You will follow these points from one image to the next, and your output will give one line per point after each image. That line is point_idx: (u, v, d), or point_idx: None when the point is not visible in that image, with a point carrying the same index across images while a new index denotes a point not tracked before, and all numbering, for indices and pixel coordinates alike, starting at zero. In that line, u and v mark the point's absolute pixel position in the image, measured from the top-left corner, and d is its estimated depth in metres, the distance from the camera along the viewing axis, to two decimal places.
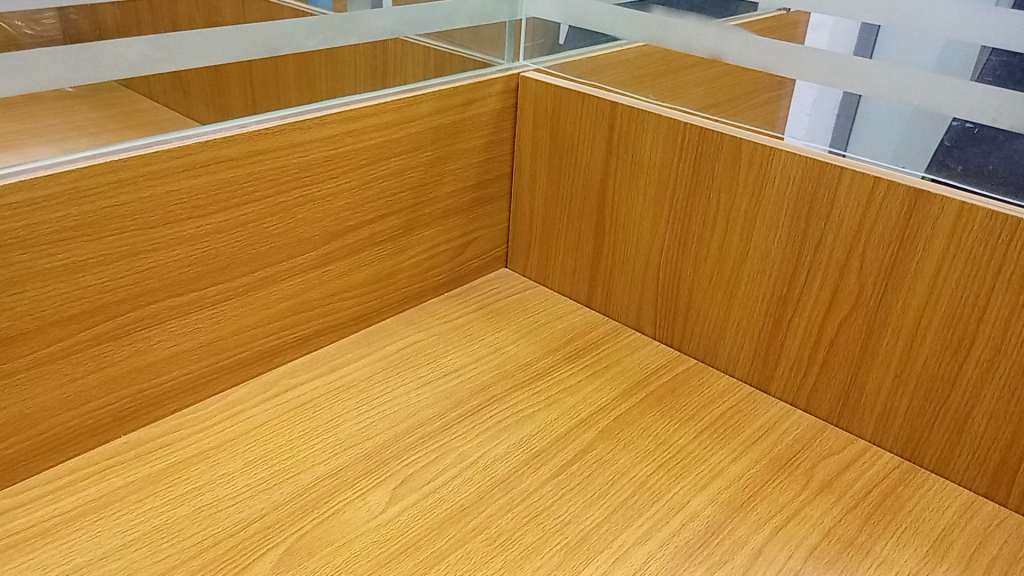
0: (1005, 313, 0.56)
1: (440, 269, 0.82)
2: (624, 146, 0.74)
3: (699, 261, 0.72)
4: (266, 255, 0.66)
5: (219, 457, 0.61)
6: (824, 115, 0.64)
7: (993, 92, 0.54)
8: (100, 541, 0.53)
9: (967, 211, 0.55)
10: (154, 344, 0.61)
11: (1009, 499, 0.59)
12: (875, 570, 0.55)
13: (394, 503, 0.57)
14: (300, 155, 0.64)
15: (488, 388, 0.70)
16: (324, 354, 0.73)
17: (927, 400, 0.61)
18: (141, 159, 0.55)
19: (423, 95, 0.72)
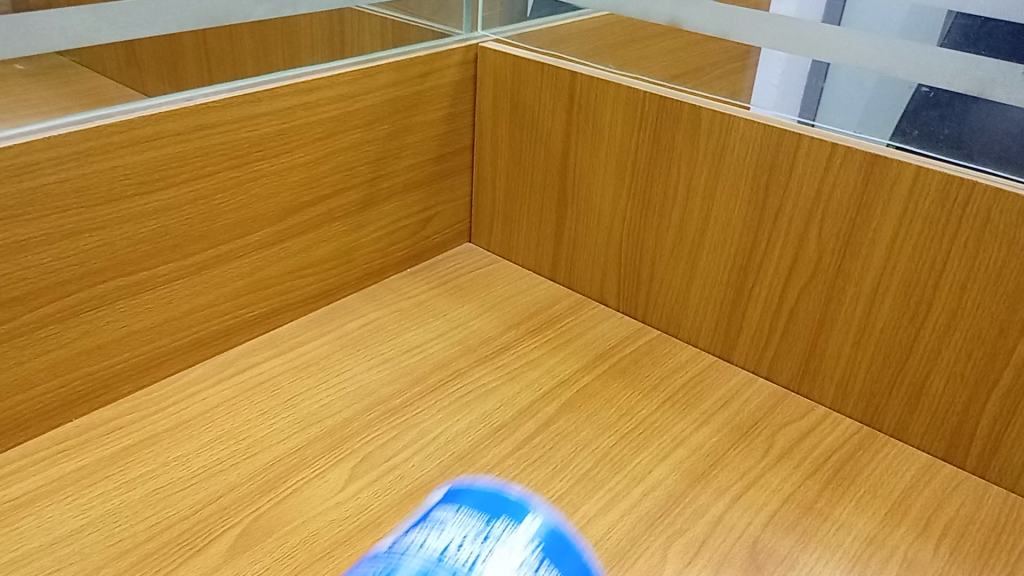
0: (961, 277, 0.56)
1: (401, 245, 0.81)
2: (585, 116, 0.73)
3: (662, 231, 0.71)
4: (218, 233, 0.64)
5: (175, 439, 0.60)
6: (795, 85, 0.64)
7: (953, 55, 0.55)
8: (50, 527, 0.52)
9: (923, 176, 0.55)
10: (104, 325, 0.59)
11: (967, 462, 0.60)
12: (834, 535, 0.55)
13: (353, 481, 0.57)
14: (252, 129, 0.63)
15: (450, 363, 0.69)
16: (283, 332, 0.72)
17: (886, 365, 0.62)
18: (81, 134, 0.53)
19: (379, 66, 0.70)
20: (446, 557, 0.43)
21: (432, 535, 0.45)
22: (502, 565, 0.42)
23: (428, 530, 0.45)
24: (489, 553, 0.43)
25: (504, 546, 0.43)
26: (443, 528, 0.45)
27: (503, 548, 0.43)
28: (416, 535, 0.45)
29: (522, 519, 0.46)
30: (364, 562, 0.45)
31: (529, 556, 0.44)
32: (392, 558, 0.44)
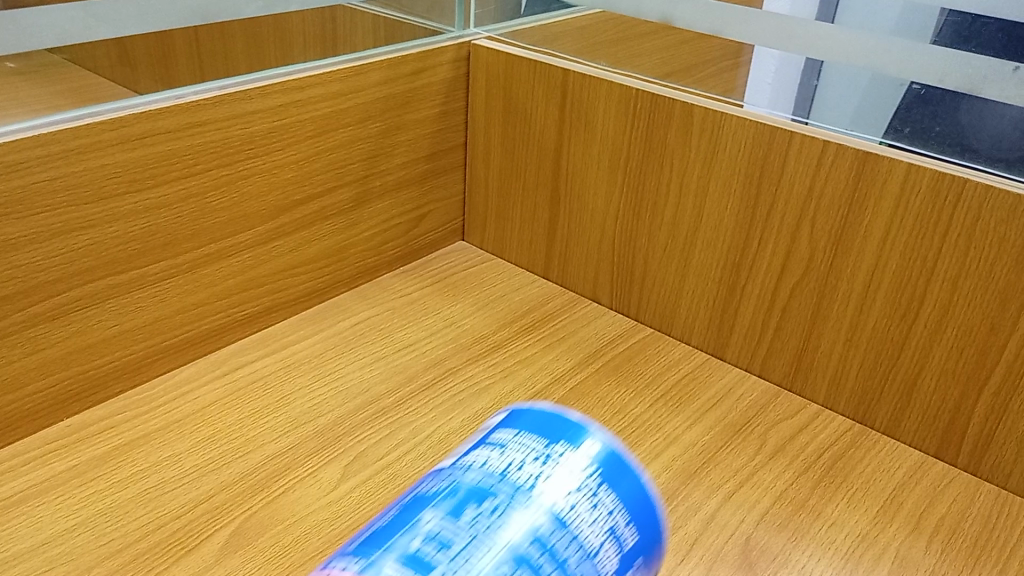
0: (952, 275, 0.56)
1: (394, 243, 0.80)
2: (577, 115, 0.73)
3: (654, 229, 0.71)
4: (209, 231, 0.64)
5: (166, 438, 0.60)
6: (787, 82, 0.63)
7: (942, 52, 0.55)
8: (40, 527, 0.52)
9: (915, 173, 0.55)
10: (95, 324, 0.59)
11: (959, 459, 0.60)
12: (826, 532, 0.55)
13: (346, 480, 0.57)
14: (242, 126, 0.62)
15: (443, 361, 0.69)
16: (275, 331, 0.72)
17: (878, 363, 0.62)
18: (70, 132, 0.53)
19: (371, 63, 0.70)
20: (506, 477, 0.40)
21: (493, 455, 0.42)
22: (563, 488, 0.40)
23: (489, 449, 0.42)
24: (551, 474, 0.40)
25: (565, 466, 0.40)
26: (504, 448, 0.42)
27: (564, 469, 0.40)
28: (476, 455, 0.42)
29: (585, 438, 0.42)
30: (426, 479, 0.43)
31: (591, 480, 0.40)
32: (453, 475, 0.41)
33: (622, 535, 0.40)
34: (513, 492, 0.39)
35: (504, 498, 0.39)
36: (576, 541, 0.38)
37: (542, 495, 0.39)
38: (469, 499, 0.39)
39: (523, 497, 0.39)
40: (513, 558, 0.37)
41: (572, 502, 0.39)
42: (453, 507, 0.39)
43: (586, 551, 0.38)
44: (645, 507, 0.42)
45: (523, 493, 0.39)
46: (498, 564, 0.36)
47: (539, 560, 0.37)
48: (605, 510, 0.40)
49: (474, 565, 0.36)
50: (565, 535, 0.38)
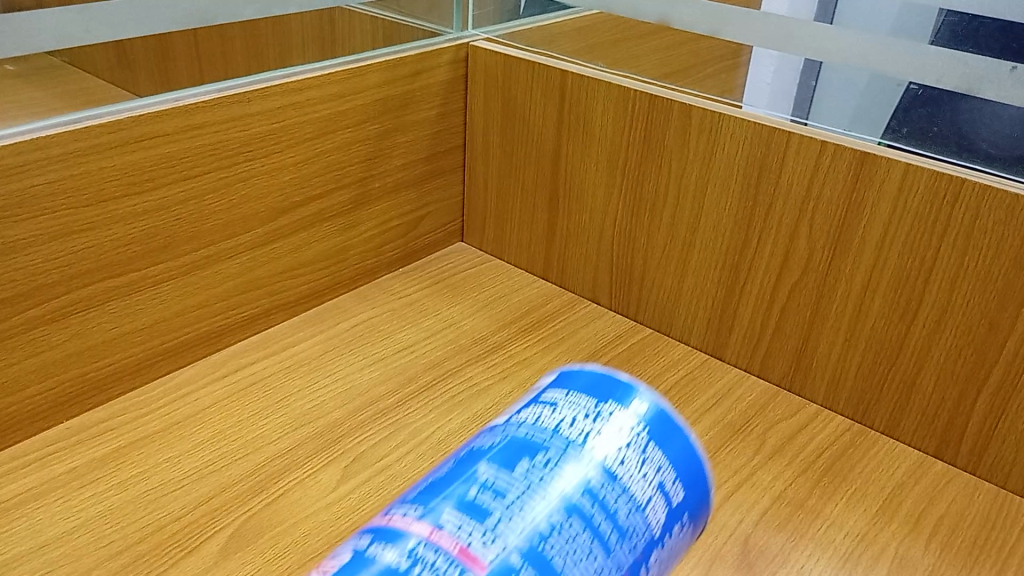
0: (950, 275, 0.56)
1: (393, 245, 0.81)
2: (576, 116, 0.73)
3: (653, 229, 0.71)
4: (208, 233, 0.64)
5: (166, 440, 0.60)
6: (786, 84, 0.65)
7: (941, 52, 0.55)
8: (40, 530, 0.52)
9: (912, 173, 0.55)
10: (94, 326, 0.59)
11: (958, 459, 0.60)
12: (825, 531, 0.55)
13: (345, 481, 0.57)
14: (241, 129, 0.62)
15: (442, 362, 0.69)
16: (275, 333, 0.72)
17: (877, 363, 0.62)
18: (70, 135, 0.53)
19: (370, 65, 0.70)
20: (558, 432, 0.42)
21: (545, 412, 0.44)
22: (613, 443, 0.41)
23: (540, 407, 0.44)
24: (601, 430, 0.42)
25: (615, 424, 0.42)
26: (555, 407, 0.44)
27: (614, 426, 0.42)
28: (529, 412, 0.44)
29: (635, 397, 0.44)
30: (480, 435, 0.45)
31: (640, 437, 0.42)
32: (506, 430, 0.43)
33: (669, 490, 0.42)
34: (565, 445, 0.41)
35: (556, 452, 0.41)
36: (626, 494, 0.40)
37: (594, 449, 0.41)
38: (522, 451, 0.41)
39: (575, 451, 0.41)
40: (566, 507, 0.39)
41: (621, 457, 0.41)
42: (507, 459, 0.41)
43: (636, 503, 0.40)
44: (691, 465, 0.43)
45: (574, 448, 0.41)
46: (552, 513, 0.38)
47: (591, 511, 0.39)
48: (654, 466, 0.42)
49: (529, 512, 0.38)
50: (616, 487, 0.40)
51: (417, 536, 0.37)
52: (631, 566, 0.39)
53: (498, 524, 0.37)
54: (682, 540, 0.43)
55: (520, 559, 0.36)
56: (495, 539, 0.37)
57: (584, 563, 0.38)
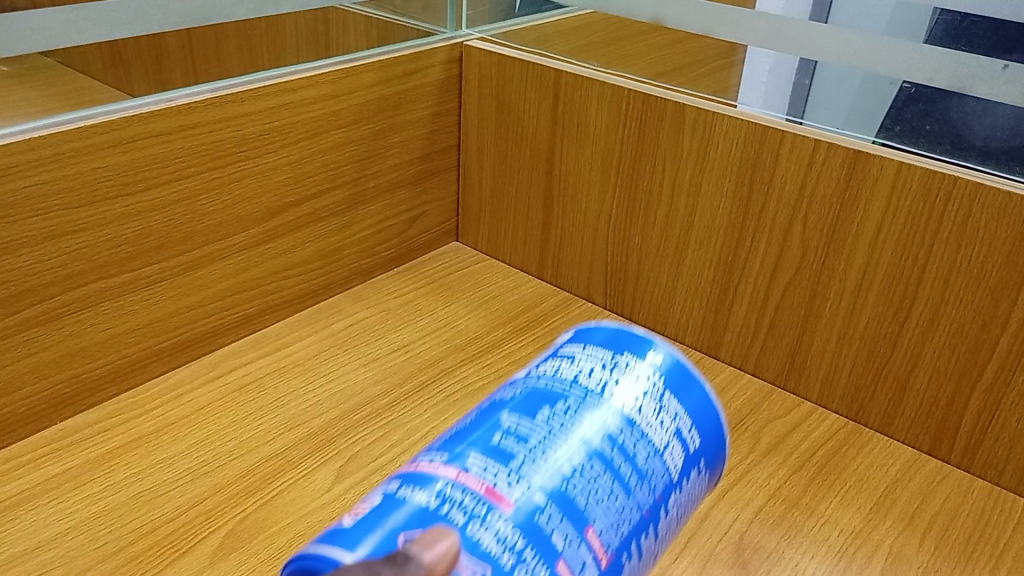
0: (943, 272, 0.56)
1: (388, 244, 0.80)
2: (570, 115, 0.73)
3: (648, 227, 0.71)
4: (202, 233, 0.64)
5: (160, 441, 0.60)
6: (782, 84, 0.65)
7: (934, 51, 0.55)
8: (34, 531, 0.52)
9: (905, 171, 0.55)
10: (88, 327, 0.59)
11: (952, 456, 0.60)
12: (820, 529, 0.55)
13: (340, 481, 0.57)
14: (234, 129, 0.62)
15: (437, 362, 0.69)
16: (269, 333, 0.72)
17: (871, 360, 0.62)
18: (62, 136, 0.53)
19: (363, 65, 0.70)
20: (577, 382, 0.42)
21: (563, 364, 0.44)
22: (632, 391, 0.41)
23: (558, 360, 0.44)
24: (618, 380, 0.42)
25: (632, 374, 0.42)
26: (573, 359, 0.44)
27: (631, 376, 0.42)
28: (547, 365, 0.44)
29: (650, 350, 0.44)
30: (500, 387, 0.44)
31: (657, 387, 0.42)
32: (526, 382, 0.43)
33: (686, 437, 0.42)
34: (584, 394, 0.41)
35: (575, 400, 0.41)
36: (645, 439, 0.40)
37: (613, 397, 0.41)
38: (544, 399, 0.41)
39: (594, 399, 0.41)
40: (588, 450, 0.39)
41: (639, 405, 0.41)
42: (528, 408, 0.40)
43: (654, 448, 0.40)
44: (705, 415, 0.44)
45: (594, 396, 0.41)
46: (574, 455, 0.38)
47: (611, 455, 0.39)
48: (670, 414, 0.42)
49: (552, 455, 0.38)
50: (635, 432, 0.40)
51: (444, 477, 0.36)
52: (651, 508, 0.39)
53: (523, 466, 0.37)
54: (699, 486, 0.43)
55: (546, 497, 0.36)
56: (520, 479, 0.36)
57: (606, 504, 0.38)
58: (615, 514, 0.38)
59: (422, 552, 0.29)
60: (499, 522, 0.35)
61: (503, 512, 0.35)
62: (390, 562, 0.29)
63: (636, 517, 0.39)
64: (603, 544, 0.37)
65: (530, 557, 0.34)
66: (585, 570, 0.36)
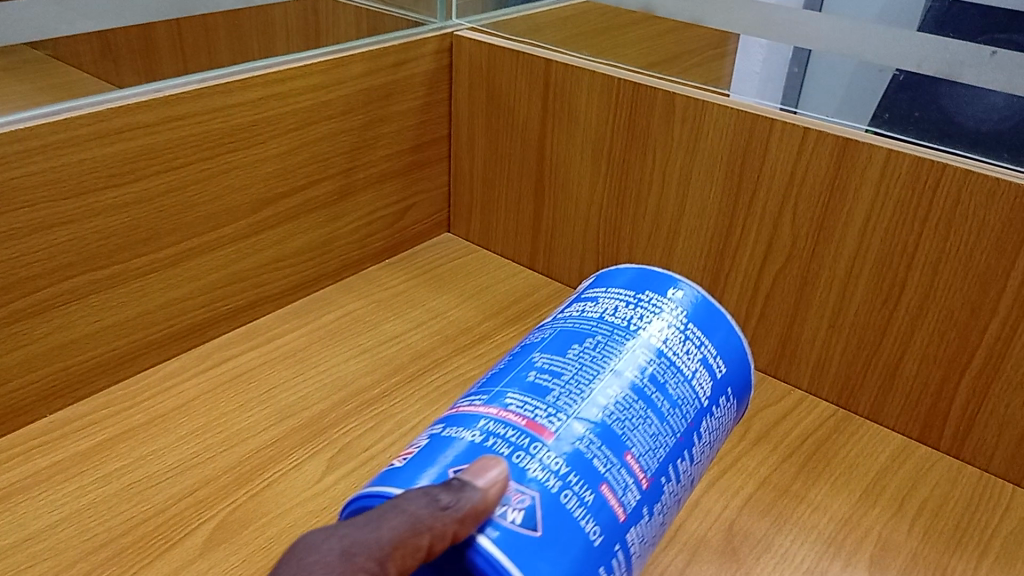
0: (932, 260, 0.56)
1: (379, 236, 0.80)
2: (560, 104, 0.73)
3: (639, 217, 0.71)
4: (192, 225, 0.63)
5: (150, 434, 0.60)
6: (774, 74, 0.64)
7: (921, 39, 0.58)
8: (24, 523, 0.52)
9: (894, 158, 0.55)
10: (77, 319, 0.59)
11: (941, 442, 0.61)
12: (809, 516, 0.55)
13: (330, 472, 0.57)
14: (223, 120, 0.62)
15: (429, 353, 0.69)
16: (260, 325, 0.72)
17: (860, 348, 0.62)
18: (48, 127, 0.53)
19: (352, 55, 0.70)
20: (603, 320, 0.45)
21: (588, 306, 0.47)
22: (656, 326, 0.44)
23: (582, 303, 0.47)
24: (642, 316, 0.45)
25: (656, 310, 0.45)
26: (597, 300, 0.47)
27: (654, 312, 0.45)
28: (572, 310, 0.47)
29: (673, 287, 0.47)
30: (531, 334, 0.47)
31: (680, 319, 0.45)
32: (555, 325, 0.46)
33: (712, 365, 0.45)
34: (611, 330, 0.44)
35: (603, 336, 0.43)
36: (674, 368, 0.43)
37: (639, 333, 0.44)
38: (574, 339, 0.44)
39: (622, 334, 0.44)
40: (622, 381, 0.41)
41: (665, 337, 0.44)
42: (560, 346, 0.43)
43: (683, 376, 0.43)
44: (729, 345, 0.46)
45: (621, 332, 0.44)
46: (608, 385, 0.41)
47: (644, 386, 0.42)
48: (695, 343, 0.45)
49: (588, 385, 0.40)
50: (664, 362, 0.43)
51: (486, 416, 0.39)
52: (683, 434, 0.42)
53: (561, 398, 0.40)
54: (728, 414, 0.46)
55: (586, 425, 0.39)
56: (560, 411, 0.39)
57: (641, 430, 0.40)
58: (651, 440, 0.40)
59: (474, 479, 0.34)
60: (544, 451, 0.37)
61: (547, 441, 0.38)
62: (447, 488, 0.34)
63: (670, 442, 0.41)
64: (641, 467, 0.39)
65: (576, 479, 0.37)
66: (627, 490, 0.38)
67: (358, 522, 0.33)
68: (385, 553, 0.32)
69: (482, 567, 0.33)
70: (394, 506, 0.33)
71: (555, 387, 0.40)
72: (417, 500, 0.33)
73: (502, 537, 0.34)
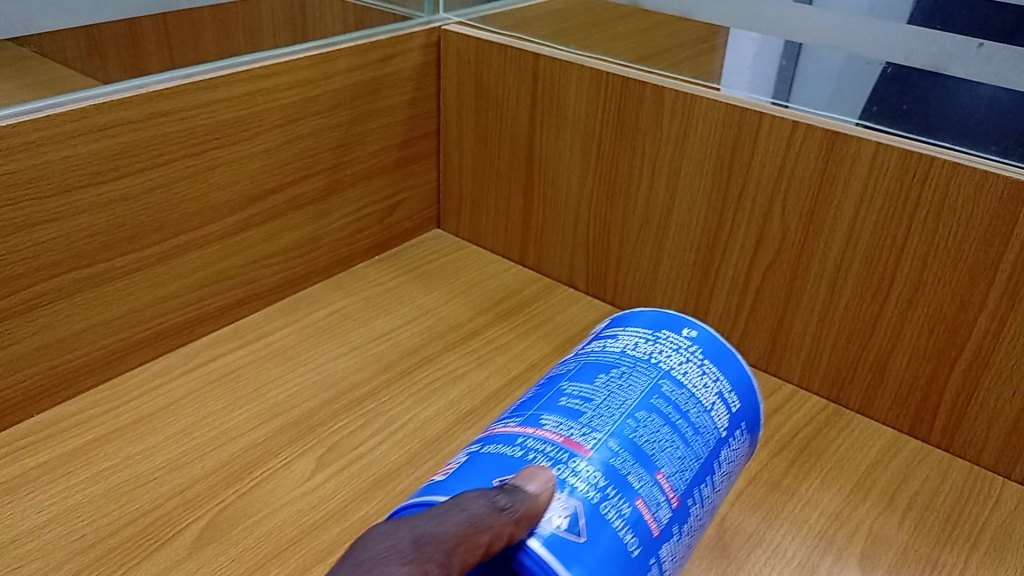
0: (921, 253, 0.56)
1: (368, 232, 0.80)
2: (548, 99, 0.73)
3: (628, 212, 0.71)
4: (178, 223, 0.63)
5: (137, 433, 0.59)
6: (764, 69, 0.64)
7: (907, 31, 0.58)
8: (11, 524, 0.51)
9: (882, 151, 0.55)
10: (62, 318, 0.58)
11: (932, 435, 0.61)
12: (800, 511, 0.55)
13: (319, 471, 0.56)
14: (208, 116, 0.62)
15: (419, 349, 0.69)
16: (248, 322, 0.71)
17: (850, 342, 0.62)
18: (31, 124, 0.52)
19: (339, 50, 0.69)
20: (625, 352, 0.45)
21: (608, 340, 0.47)
22: (676, 359, 0.45)
23: (603, 339, 0.48)
24: (663, 350, 0.45)
25: (675, 346, 0.46)
26: (616, 336, 0.48)
27: (673, 347, 0.46)
28: (594, 343, 0.48)
29: (688, 325, 0.48)
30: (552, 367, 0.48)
31: (698, 354, 0.46)
32: (578, 358, 0.47)
33: (728, 399, 0.45)
34: (634, 362, 0.45)
35: (626, 366, 0.44)
36: (695, 397, 0.44)
37: (661, 363, 0.45)
38: (600, 365, 0.45)
39: (645, 365, 0.44)
40: (648, 405, 0.42)
41: (686, 369, 0.45)
42: (586, 376, 0.44)
43: (703, 407, 0.44)
44: (743, 382, 0.47)
45: (644, 363, 0.45)
46: (636, 410, 0.42)
47: (669, 410, 0.42)
48: (713, 377, 0.45)
49: (616, 409, 0.41)
50: (685, 391, 0.44)
51: (523, 434, 0.40)
52: (706, 460, 0.43)
53: (593, 419, 0.40)
54: (743, 447, 0.47)
55: (618, 442, 0.39)
56: (592, 431, 0.40)
57: (669, 451, 0.41)
58: (679, 461, 0.41)
59: (526, 484, 0.36)
60: (582, 466, 0.38)
61: (584, 457, 0.38)
62: (502, 492, 0.35)
63: (695, 466, 0.42)
64: (670, 487, 0.40)
65: (612, 494, 0.38)
66: (659, 508, 0.39)
67: (424, 517, 0.33)
68: (455, 541, 0.32)
69: (531, 566, 0.34)
70: (455, 504, 0.34)
71: (587, 409, 0.41)
72: (477, 500, 0.34)
73: (550, 540, 0.35)
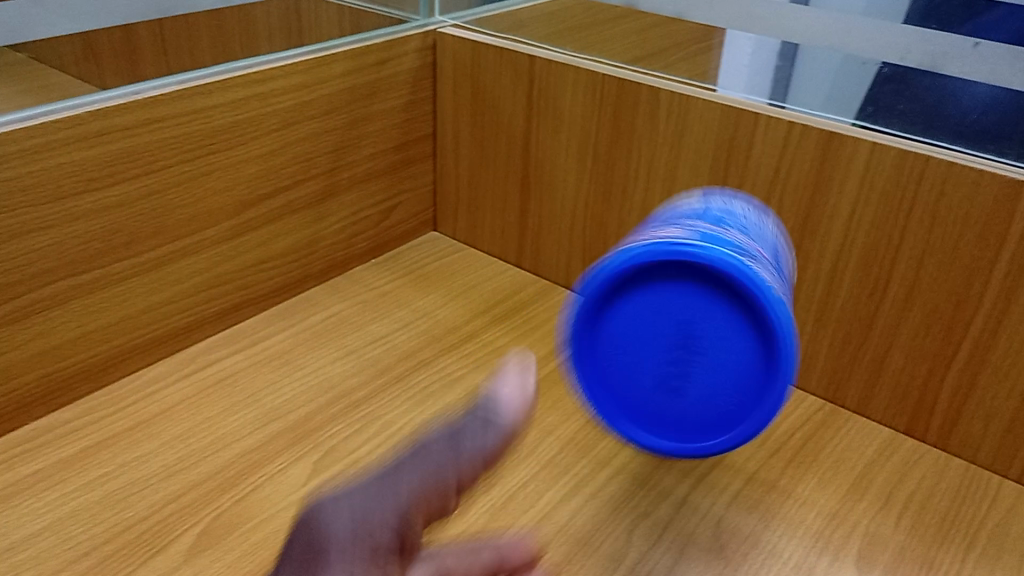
0: (917, 252, 0.56)
1: (365, 235, 0.80)
2: (545, 102, 0.72)
3: (624, 214, 0.71)
4: (174, 228, 0.63)
5: (134, 439, 0.59)
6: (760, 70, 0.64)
7: (903, 31, 0.59)
8: (7, 531, 0.51)
9: (878, 151, 0.55)
10: (58, 325, 0.58)
11: (929, 435, 0.60)
12: (797, 511, 0.55)
13: (316, 476, 0.56)
14: (203, 121, 0.62)
15: (416, 353, 0.69)
16: (245, 327, 0.71)
17: (847, 343, 0.62)
18: (25, 132, 0.52)
19: (334, 54, 0.69)
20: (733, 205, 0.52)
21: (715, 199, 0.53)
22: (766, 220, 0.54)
23: (708, 198, 0.53)
24: (756, 212, 0.54)
25: (762, 212, 0.56)
26: (718, 198, 0.53)
27: (763, 215, 0.55)
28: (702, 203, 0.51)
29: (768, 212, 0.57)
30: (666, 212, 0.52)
31: (777, 226, 0.57)
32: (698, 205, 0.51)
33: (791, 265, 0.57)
34: (744, 211, 0.53)
35: (742, 212, 0.52)
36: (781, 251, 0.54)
37: (761, 223, 0.53)
38: (719, 213, 0.49)
39: (754, 219, 0.52)
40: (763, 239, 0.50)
41: (773, 230, 0.54)
42: (714, 211, 0.49)
43: (784, 260, 0.54)
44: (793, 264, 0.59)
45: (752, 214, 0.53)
46: (763, 239, 0.50)
47: (774, 250, 0.51)
48: (785, 246, 0.56)
49: (752, 230, 0.49)
50: (777, 244, 0.53)
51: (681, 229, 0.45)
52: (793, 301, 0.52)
53: (736, 227, 0.47)
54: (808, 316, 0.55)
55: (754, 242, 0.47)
56: (733, 230, 0.46)
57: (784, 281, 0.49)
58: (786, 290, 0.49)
59: (504, 388, 0.39)
60: (744, 249, 0.44)
61: (747, 247, 0.45)
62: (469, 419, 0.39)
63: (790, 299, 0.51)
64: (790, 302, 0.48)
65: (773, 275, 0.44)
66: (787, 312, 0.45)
67: (388, 478, 0.38)
68: (399, 501, 0.37)
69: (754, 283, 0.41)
70: (416, 453, 0.38)
71: (742, 234, 0.46)
72: (436, 447, 0.38)
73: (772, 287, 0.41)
